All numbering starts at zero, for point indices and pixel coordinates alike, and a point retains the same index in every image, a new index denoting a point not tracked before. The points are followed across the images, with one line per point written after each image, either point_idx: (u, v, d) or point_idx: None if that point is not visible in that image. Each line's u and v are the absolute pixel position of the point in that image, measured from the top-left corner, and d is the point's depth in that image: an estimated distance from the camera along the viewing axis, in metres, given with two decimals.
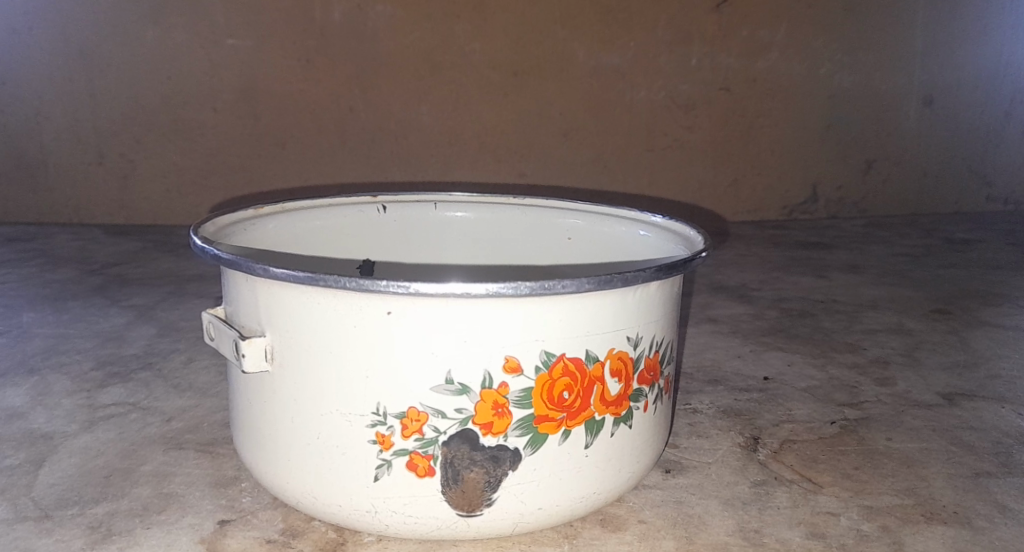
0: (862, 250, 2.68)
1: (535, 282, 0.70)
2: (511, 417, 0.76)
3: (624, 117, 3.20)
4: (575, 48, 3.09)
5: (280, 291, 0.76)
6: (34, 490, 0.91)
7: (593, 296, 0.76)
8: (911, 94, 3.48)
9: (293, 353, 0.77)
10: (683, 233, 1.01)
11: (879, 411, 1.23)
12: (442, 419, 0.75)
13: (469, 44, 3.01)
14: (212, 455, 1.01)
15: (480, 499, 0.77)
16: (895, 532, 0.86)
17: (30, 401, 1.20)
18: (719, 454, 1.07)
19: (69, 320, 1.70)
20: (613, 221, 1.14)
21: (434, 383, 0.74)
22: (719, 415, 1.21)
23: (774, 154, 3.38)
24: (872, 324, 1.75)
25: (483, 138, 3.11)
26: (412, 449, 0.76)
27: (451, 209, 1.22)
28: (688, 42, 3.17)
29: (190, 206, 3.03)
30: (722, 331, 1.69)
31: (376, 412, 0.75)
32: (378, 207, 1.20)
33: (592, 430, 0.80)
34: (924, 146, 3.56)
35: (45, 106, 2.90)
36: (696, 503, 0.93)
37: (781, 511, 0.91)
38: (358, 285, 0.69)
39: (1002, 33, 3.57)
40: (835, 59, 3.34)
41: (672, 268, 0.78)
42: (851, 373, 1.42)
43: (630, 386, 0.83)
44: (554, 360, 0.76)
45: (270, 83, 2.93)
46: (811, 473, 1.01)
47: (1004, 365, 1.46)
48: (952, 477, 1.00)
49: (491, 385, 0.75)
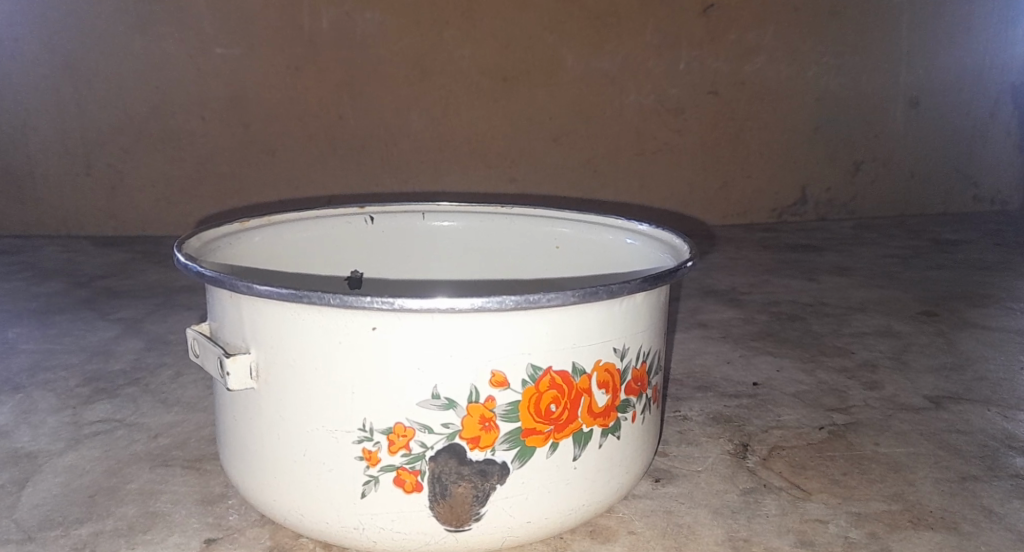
0: (851, 252, 2.69)
1: (520, 296, 0.70)
2: (498, 431, 0.75)
3: (612, 120, 3.20)
4: (564, 53, 3.10)
5: (265, 307, 0.76)
6: (18, 510, 0.90)
7: (579, 307, 0.76)
8: (897, 95, 3.50)
9: (278, 370, 0.77)
10: (670, 242, 1.02)
11: (867, 415, 1.23)
12: (429, 434, 0.75)
13: (457, 50, 3.01)
14: (199, 472, 1.00)
15: (467, 513, 0.77)
16: (883, 539, 0.87)
17: (16, 419, 1.19)
18: (709, 462, 1.07)
19: (56, 334, 1.69)
20: (601, 230, 1.15)
21: (420, 397, 0.74)
22: (709, 422, 1.21)
23: (762, 156, 3.39)
24: (860, 327, 1.76)
25: (472, 144, 3.11)
26: (398, 465, 0.75)
27: (439, 219, 1.22)
28: (676, 46, 3.18)
29: (178, 216, 3.01)
30: (713, 336, 1.70)
31: (363, 428, 0.75)
32: (365, 217, 1.19)
33: (580, 442, 0.80)
34: (911, 147, 3.58)
35: (31, 117, 2.88)
36: (685, 513, 0.93)
37: (769, 519, 0.91)
38: (343, 302, 0.69)
39: (986, 34, 3.61)
40: (822, 61, 3.35)
41: (657, 279, 0.78)
42: (840, 377, 1.42)
43: (618, 396, 0.83)
44: (541, 374, 0.76)
45: (258, 91, 2.93)
46: (800, 480, 1.01)
47: (992, 367, 1.46)
48: (939, 481, 1.00)
49: (478, 399, 0.74)
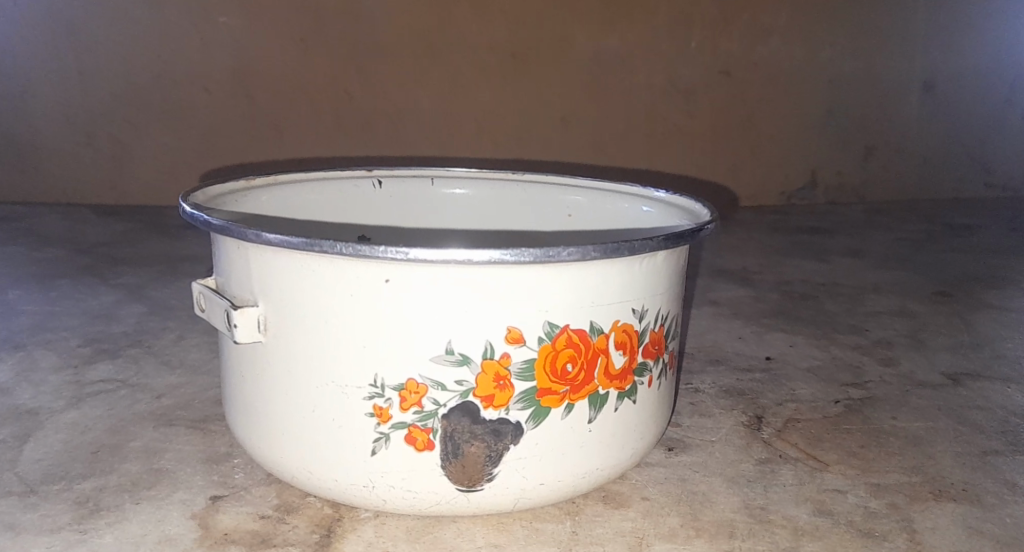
0: (861, 234, 2.66)
1: (539, 250, 0.68)
2: (513, 390, 0.73)
3: (621, 99, 3.17)
4: (573, 30, 3.05)
5: (274, 258, 0.73)
6: (19, 464, 0.89)
7: (598, 264, 0.73)
8: (910, 80, 3.46)
9: (287, 323, 0.75)
10: (688, 207, 0.99)
11: (884, 391, 1.21)
12: (441, 391, 0.72)
13: (465, 25, 2.97)
14: (204, 432, 0.98)
15: (480, 473, 0.75)
16: (904, 510, 0.85)
17: (16, 377, 1.17)
18: (723, 432, 1.05)
19: (57, 298, 1.67)
20: (615, 197, 1.12)
21: (434, 353, 0.72)
22: (721, 394, 1.19)
23: (771, 138, 3.36)
24: (874, 307, 1.73)
25: (479, 121, 3.07)
26: (410, 423, 0.73)
27: (450, 184, 1.20)
28: (687, 25, 3.13)
29: (180, 187, 2.98)
30: (724, 313, 1.67)
31: (374, 384, 0.73)
32: (374, 181, 1.17)
33: (595, 404, 0.78)
34: (923, 132, 3.55)
35: (33, 85, 2.85)
36: (700, 481, 0.91)
37: (786, 489, 0.89)
38: (356, 251, 0.66)
39: (1002, 19, 3.56)
40: (835, 43, 3.31)
41: (680, 238, 0.75)
42: (854, 353, 1.40)
43: (635, 359, 0.81)
44: (558, 332, 0.74)
45: (262, 64, 2.89)
46: (817, 452, 0.99)
47: (1009, 346, 1.44)
48: (959, 455, 0.98)
49: (493, 356, 0.72)
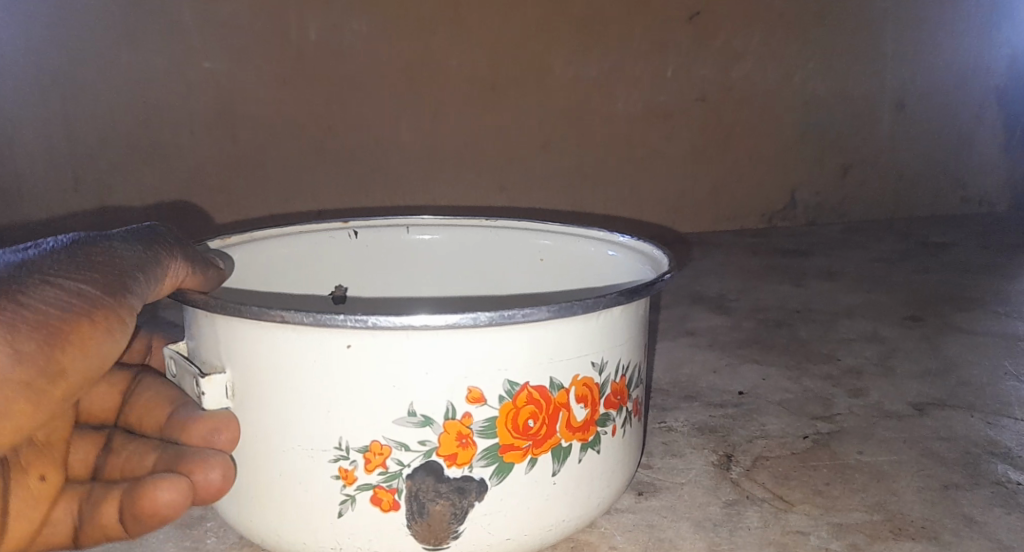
0: (839, 256, 2.70)
1: (494, 312, 0.70)
2: (475, 447, 0.75)
3: (602, 128, 3.20)
4: (553, 62, 3.08)
5: (238, 325, 0.75)
6: None
7: (557, 322, 0.76)
8: (882, 99, 3.55)
9: (253, 388, 0.77)
10: (649, 253, 1.02)
11: (851, 423, 1.23)
12: (405, 452, 0.75)
13: (446, 60, 2.96)
14: None
15: (446, 531, 0.77)
16: (863, 551, 0.87)
17: None
18: (693, 474, 1.07)
19: None
20: (583, 241, 1.15)
21: (396, 415, 0.74)
22: (693, 432, 1.21)
23: (750, 160, 3.41)
24: (847, 333, 1.76)
25: (463, 153, 3.08)
26: (375, 483, 0.75)
27: (423, 233, 1.22)
28: (664, 53, 3.19)
29: None
30: (699, 344, 1.70)
31: (339, 447, 0.75)
32: (349, 232, 1.19)
33: (558, 457, 0.80)
34: (897, 150, 3.62)
35: None
36: (667, 527, 0.93)
37: (751, 532, 0.91)
38: (316, 319, 0.69)
39: (969, 39, 3.67)
40: (809, 66, 3.39)
41: (633, 293, 0.78)
42: (825, 384, 1.42)
43: (596, 410, 0.83)
44: (518, 389, 0.76)
45: None
46: (783, 491, 1.01)
47: (976, 372, 1.47)
48: (921, 490, 1.00)
49: (454, 416, 0.74)
